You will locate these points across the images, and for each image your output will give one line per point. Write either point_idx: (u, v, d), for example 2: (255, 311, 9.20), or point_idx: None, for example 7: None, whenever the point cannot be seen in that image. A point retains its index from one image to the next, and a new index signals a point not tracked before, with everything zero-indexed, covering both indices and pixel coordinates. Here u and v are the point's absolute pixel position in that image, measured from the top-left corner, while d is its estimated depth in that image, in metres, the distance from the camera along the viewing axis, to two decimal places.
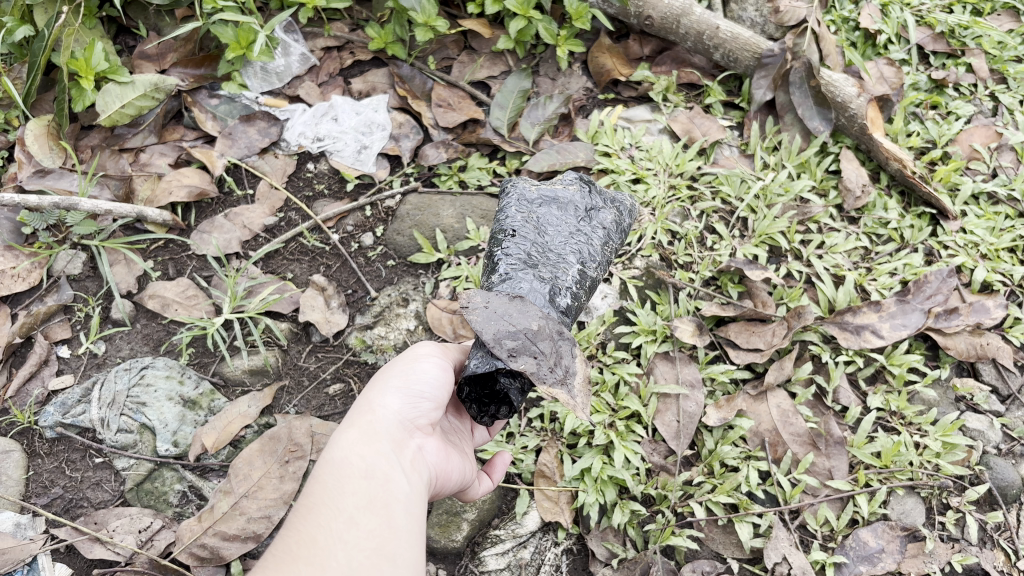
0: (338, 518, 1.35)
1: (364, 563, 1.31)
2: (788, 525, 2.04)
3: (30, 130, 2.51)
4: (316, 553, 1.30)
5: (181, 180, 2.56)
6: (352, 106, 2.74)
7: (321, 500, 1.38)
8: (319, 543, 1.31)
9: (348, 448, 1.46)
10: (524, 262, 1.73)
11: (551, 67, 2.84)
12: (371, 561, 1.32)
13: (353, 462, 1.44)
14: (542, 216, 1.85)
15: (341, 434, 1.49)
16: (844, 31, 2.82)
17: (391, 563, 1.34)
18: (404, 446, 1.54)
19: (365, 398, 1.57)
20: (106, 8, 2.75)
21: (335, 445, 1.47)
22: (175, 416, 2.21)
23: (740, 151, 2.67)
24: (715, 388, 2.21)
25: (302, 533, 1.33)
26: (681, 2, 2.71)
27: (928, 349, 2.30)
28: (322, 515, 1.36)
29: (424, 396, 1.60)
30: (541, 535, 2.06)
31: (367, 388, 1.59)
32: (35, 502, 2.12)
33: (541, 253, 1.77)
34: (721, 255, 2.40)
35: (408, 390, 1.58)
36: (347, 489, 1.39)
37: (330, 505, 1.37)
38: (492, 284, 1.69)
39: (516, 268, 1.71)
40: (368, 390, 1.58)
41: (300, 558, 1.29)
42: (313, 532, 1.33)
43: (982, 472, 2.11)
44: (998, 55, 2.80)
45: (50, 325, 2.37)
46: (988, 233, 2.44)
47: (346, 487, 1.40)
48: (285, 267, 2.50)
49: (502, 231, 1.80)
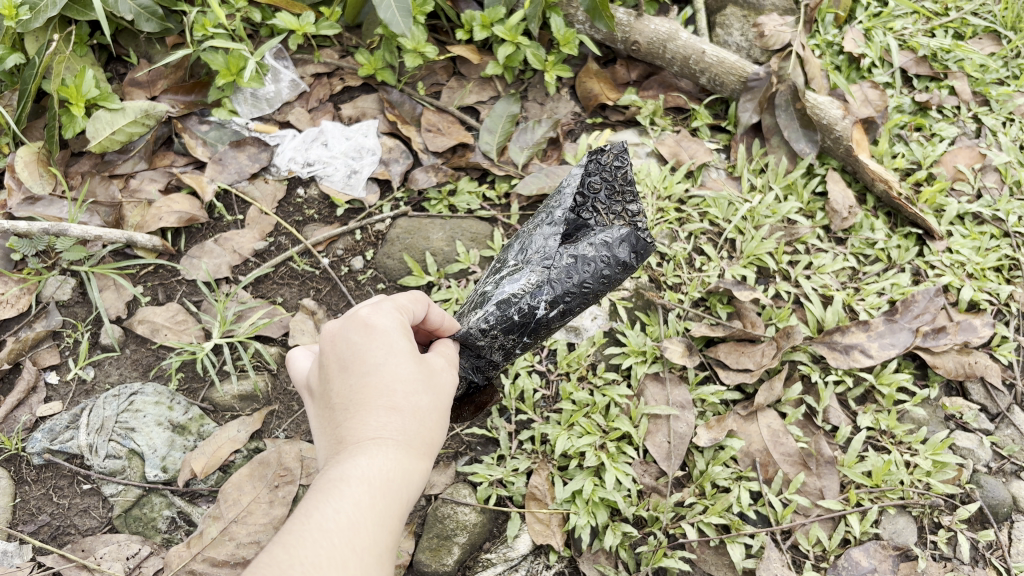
0: (373, 554, 1.25)
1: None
2: (780, 546, 2.03)
3: (20, 157, 2.52)
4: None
5: (171, 206, 2.57)
6: (341, 131, 2.77)
7: (361, 521, 1.26)
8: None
9: (402, 472, 1.33)
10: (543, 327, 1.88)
11: (539, 92, 2.86)
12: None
13: (400, 492, 1.32)
14: None
15: (399, 453, 1.34)
16: (828, 55, 2.86)
17: None
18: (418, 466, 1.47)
19: (426, 409, 1.41)
20: (97, 36, 2.78)
21: (391, 463, 1.33)
22: (164, 441, 2.20)
23: (727, 173, 2.69)
24: (705, 409, 2.22)
25: (339, 556, 1.20)
26: (667, 27, 2.75)
27: (917, 368, 2.31)
28: (359, 543, 1.23)
29: None
30: (532, 558, 2.05)
31: (426, 392, 1.43)
32: (22, 529, 2.11)
33: None
34: (710, 276, 2.41)
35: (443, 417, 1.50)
36: (386, 525, 1.29)
37: (369, 534, 1.25)
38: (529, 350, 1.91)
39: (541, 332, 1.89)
40: (430, 403, 1.43)
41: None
42: (348, 559, 1.21)
43: (974, 490, 2.12)
44: (980, 78, 2.83)
45: (38, 350, 2.36)
46: (974, 252, 2.46)
47: (386, 521, 1.29)
48: (275, 292, 2.51)
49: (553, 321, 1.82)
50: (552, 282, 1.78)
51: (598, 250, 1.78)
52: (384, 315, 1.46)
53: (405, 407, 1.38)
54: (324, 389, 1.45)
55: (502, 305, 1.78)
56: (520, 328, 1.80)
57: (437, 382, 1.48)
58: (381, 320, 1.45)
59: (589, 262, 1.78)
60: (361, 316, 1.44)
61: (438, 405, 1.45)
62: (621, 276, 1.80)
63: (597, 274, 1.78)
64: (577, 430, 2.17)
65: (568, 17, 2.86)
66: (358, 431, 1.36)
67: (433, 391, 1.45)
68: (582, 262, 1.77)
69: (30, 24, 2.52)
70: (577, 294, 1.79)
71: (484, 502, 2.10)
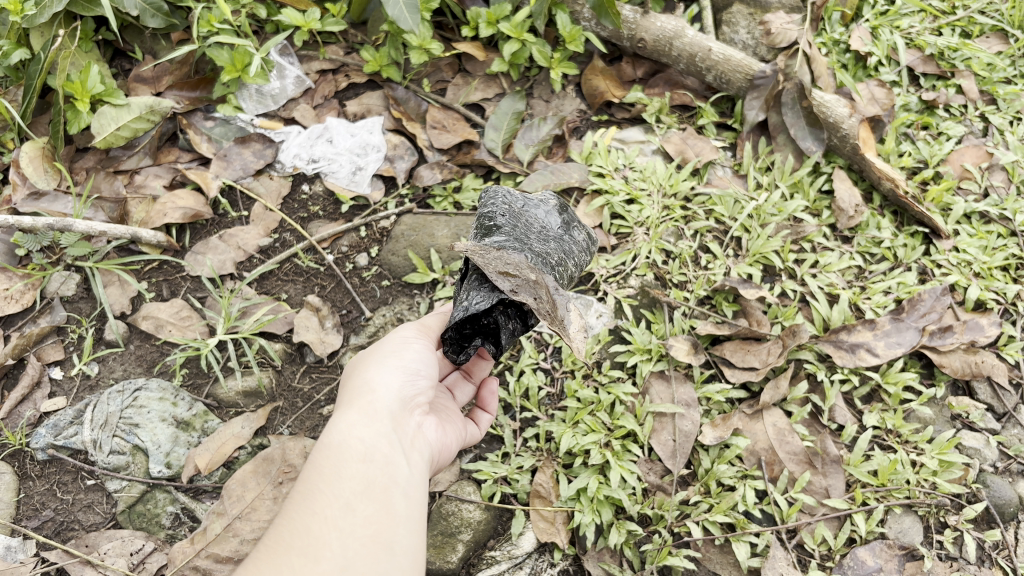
0: (334, 504, 1.39)
1: (360, 551, 1.35)
2: (785, 544, 2.03)
3: (25, 152, 2.50)
4: (311, 543, 1.33)
5: (176, 202, 2.56)
6: (346, 127, 2.76)
7: (316, 488, 1.41)
8: (314, 531, 1.35)
9: (349, 431, 1.50)
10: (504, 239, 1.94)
11: (545, 89, 2.86)
12: (368, 551, 1.35)
13: (352, 446, 1.47)
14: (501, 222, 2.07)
15: (343, 417, 1.53)
16: (835, 53, 2.86)
17: (389, 548, 1.38)
18: (404, 421, 1.60)
19: (363, 377, 1.62)
20: (102, 31, 2.77)
21: (337, 426, 1.51)
22: (168, 437, 2.19)
23: (733, 171, 2.68)
24: (711, 408, 2.21)
25: (297, 523, 1.36)
26: (673, 24, 2.74)
27: (924, 367, 2.30)
28: (317, 502, 1.39)
29: (417, 372, 1.68)
30: (537, 556, 2.05)
31: (365, 369, 1.65)
32: (26, 525, 2.11)
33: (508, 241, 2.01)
34: (715, 274, 2.41)
35: (406, 374, 1.66)
36: (342, 473, 1.43)
37: (326, 493, 1.40)
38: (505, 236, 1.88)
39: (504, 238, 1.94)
40: (367, 372, 1.63)
41: (293, 548, 1.33)
42: (307, 520, 1.36)
43: (980, 490, 2.11)
44: (987, 77, 2.82)
45: (43, 345, 2.36)
46: (981, 252, 2.45)
47: (344, 473, 1.44)
48: (280, 288, 2.50)
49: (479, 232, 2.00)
50: None
51: None
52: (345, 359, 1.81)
53: (348, 390, 1.62)
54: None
55: None
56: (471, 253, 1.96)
57: (376, 354, 1.68)
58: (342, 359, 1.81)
59: None
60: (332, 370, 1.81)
61: (377, 367, 1.64)
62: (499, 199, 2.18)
63: None
64: (582, 427, 2.17)
65: (574, 14, 2.85)
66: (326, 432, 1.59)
67: (367, 364, 1.66)
68: None
69: (35, 20, 2.50)
70: None
71: (489, 499, 2.10)
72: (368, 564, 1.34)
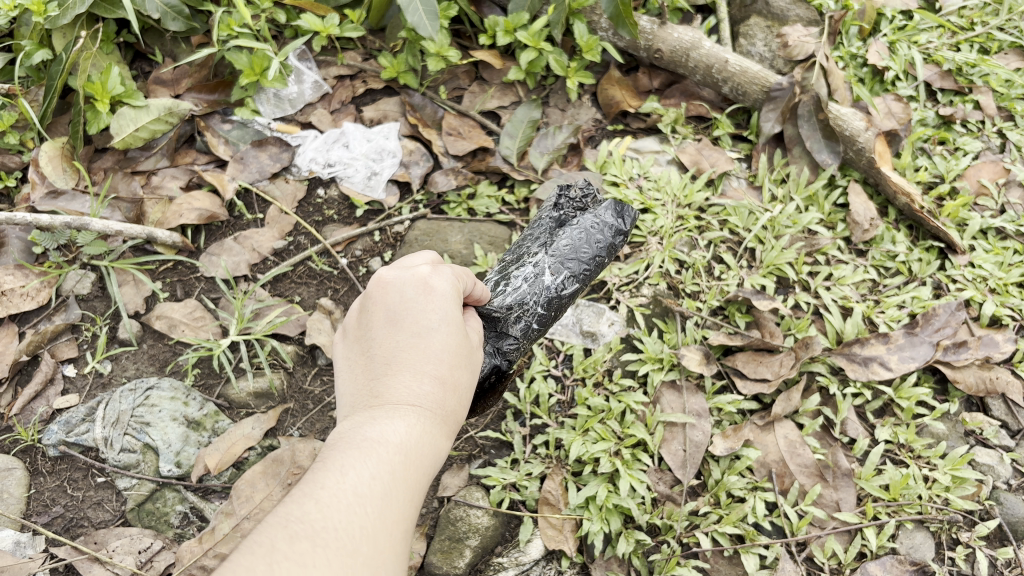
0: (399, 523, 1.23)
1: None
2: (795, 558, 2.01)
3: (44, 152, 2.54)
4: (373, 557, 1.17)
5: (192, 203, 2.58)
6: (363, 133, 2.78)
7: (394, 496, 1.25)
8: (379, 545, 1.18)
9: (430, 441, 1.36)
10: (531, 295, 1.85)
11: (561, 98, 2.86)
12: None
13: (425, 475, 1.34)
14: (566, 254, 1.91)
15: (428, 431, 1.38)
16: (852, 67, 2.86)
17: None
18: None
19: (455, 400, 1.46)
20: (124, 34, 2.79)
21: (426, 441, 1.36)
22: (179, 436, 2.20)
23: (748, 182, 2.68)
24: (722, 418, 2.20)
25: (368, 522, 1.19)
26: (690, 35, 2.74)
27: (937, 382, 2.28)
28: (390, 517, 1.23)
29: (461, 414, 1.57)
30: (544, 563, 2.03)
31: (465, 382, 1.49)
32: (35, 520, 2.12)
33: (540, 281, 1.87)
34: (729, 285, 2.41)
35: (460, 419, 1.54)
36: (412, 500, 1.29)
37: (399, 509, 1.25)
38: (522, 328, 1.82)
39: (530, 301, 1.85)
40: (462, 380, 1.48)
41: (356, 556, 1.15)
42: (375, 531, 1.20)
43: (992, 507, 2.09)
44: (1005, 93, 2.80)
45: (57, 343, 2.37)
46: (997, 268, 2.43)
47: (412, 494, 1.29)
48: (293, 291, 2.51)
49: (545, 272, 1.88)
50: (560, 256, 1.91)
51: (596, 220, 1.95)
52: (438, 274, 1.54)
53: (442, 375, 1.45)
54: (364, 339, 1.50)
55: (513, 288, 1.86)
56: (525, 285, 1.87)
57: (472, 371, 1.53)
58: (439, 282, 1.51)
59: (587, 240, 1.93)
60: (419, 276, 1.50)
61: (468, 383, 1.50)
62: (595, 217, 1.96)
63: (594, 240, 1.93)
64: (592, 435, 2.17)
65: (591, 24, 2.87)
66: (399, 393, 1.40)
67: (470, 369, 1.51)
68: (577, 237, 1.93)
69: (58, 21, 2.53)
70: (569, 251, 1.92)
71: (497, 505, 2.10)
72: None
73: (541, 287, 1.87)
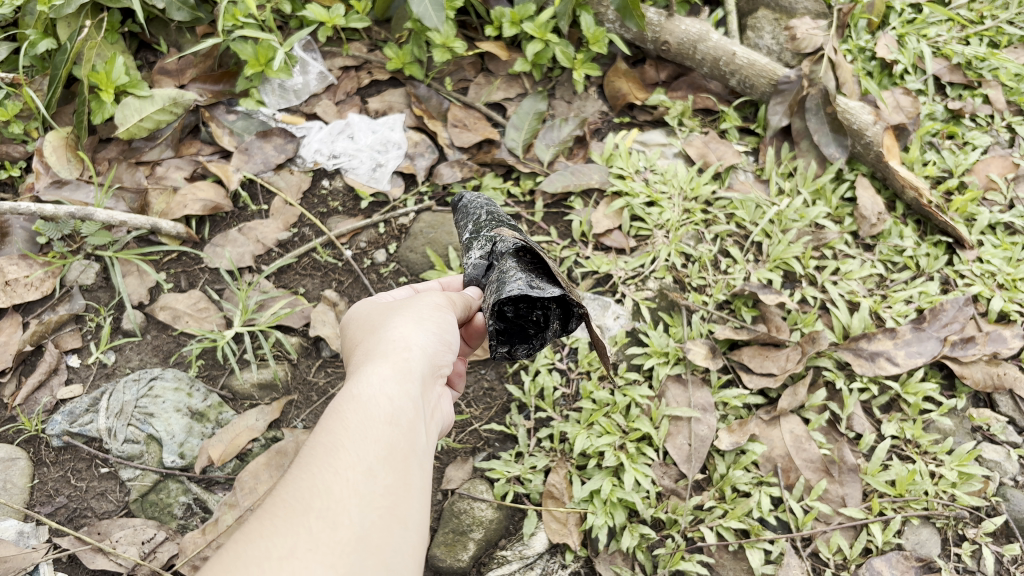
0: (357, 466, 1.22)
1: (376, 524, 1.17)
2: (800, 553, 2.00)
3: (49, 141, 2.52)
4: (331, 507, 1.15)
5: (196, 193, 2.56)
6: (368, 124, 2.76)
7: (340, 442, 1.24)
8: (334, 495, 1.17)
9: (379, 387, 1.35)
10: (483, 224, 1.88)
11: (567, 90, 2.85)
12: (382, 522, 1.18)
13: (383, 408, 1.32)
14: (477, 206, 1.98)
15: (372, 369, 1.38)
16: (861, 60, 2.83)
17: (404, 524, 1.20)
18: (429, 388, 1.46)
19: (398, 332, 1.49)
20: (128, 23, 2.78)
21: (366, 381, 1.36)
22: (182, 428, 2.19)
23: (755, 176, 2.67)
24: (728, 413, 2.19)
25: (316, 477, 1.18)
26: (698, 28, 2.73)
27: (944, 378, 2.27)
28: (337, 460, 1.22)
29: (450, 344, 1.56)
30: (548, 557, 2.03)
31: (399, 324, 1.52)
32: (39, 510, 2.11)
33: (479, 221, 1.91)
34: (735, 279, 2.39)
35: (437, 344, 1.52)
36: (369, 434, 1.27)
37: (351, 450, 1.24)
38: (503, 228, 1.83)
39: (485, 226, 1.88)
40: (402, 327, 1.50)
41: (310, 508, 1.14)
42: (327, 480, 1.18)
43: (999, 503, 2.08)
44: (1015, 87, 2.78)
45: (61, 333, 2.37)
46: (1005, 263, 2.41)
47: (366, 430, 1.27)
48: (298, 282, 2.51)
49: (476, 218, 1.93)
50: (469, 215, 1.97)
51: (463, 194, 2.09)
52: (355, 307, 1.68)
53: (378, 341, 1.48)
54: None
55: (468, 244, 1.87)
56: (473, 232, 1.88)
57: (410, 310, 1.56)
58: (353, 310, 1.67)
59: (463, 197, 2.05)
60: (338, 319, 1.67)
61: (414, 326, 1.51)
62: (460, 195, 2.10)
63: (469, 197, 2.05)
64: (597, 429, 2.15)
65: (597, 15, 2.84)
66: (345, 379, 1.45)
67: (402, 316, 1.54)
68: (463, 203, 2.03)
69: (63, 10, 2.53)
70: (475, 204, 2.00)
71: (501, 498, 2.09)
72: (383, 540, 1.17)
73: (480, 220, 1.91)
